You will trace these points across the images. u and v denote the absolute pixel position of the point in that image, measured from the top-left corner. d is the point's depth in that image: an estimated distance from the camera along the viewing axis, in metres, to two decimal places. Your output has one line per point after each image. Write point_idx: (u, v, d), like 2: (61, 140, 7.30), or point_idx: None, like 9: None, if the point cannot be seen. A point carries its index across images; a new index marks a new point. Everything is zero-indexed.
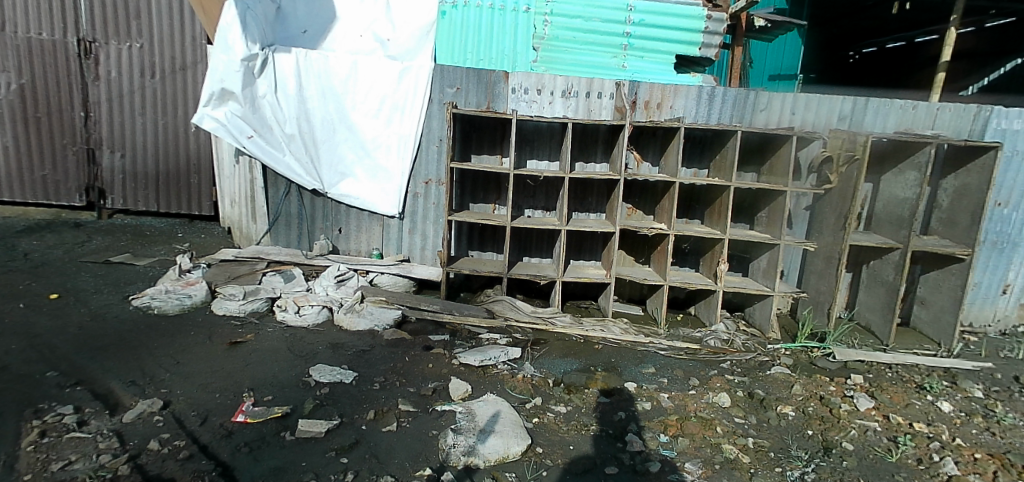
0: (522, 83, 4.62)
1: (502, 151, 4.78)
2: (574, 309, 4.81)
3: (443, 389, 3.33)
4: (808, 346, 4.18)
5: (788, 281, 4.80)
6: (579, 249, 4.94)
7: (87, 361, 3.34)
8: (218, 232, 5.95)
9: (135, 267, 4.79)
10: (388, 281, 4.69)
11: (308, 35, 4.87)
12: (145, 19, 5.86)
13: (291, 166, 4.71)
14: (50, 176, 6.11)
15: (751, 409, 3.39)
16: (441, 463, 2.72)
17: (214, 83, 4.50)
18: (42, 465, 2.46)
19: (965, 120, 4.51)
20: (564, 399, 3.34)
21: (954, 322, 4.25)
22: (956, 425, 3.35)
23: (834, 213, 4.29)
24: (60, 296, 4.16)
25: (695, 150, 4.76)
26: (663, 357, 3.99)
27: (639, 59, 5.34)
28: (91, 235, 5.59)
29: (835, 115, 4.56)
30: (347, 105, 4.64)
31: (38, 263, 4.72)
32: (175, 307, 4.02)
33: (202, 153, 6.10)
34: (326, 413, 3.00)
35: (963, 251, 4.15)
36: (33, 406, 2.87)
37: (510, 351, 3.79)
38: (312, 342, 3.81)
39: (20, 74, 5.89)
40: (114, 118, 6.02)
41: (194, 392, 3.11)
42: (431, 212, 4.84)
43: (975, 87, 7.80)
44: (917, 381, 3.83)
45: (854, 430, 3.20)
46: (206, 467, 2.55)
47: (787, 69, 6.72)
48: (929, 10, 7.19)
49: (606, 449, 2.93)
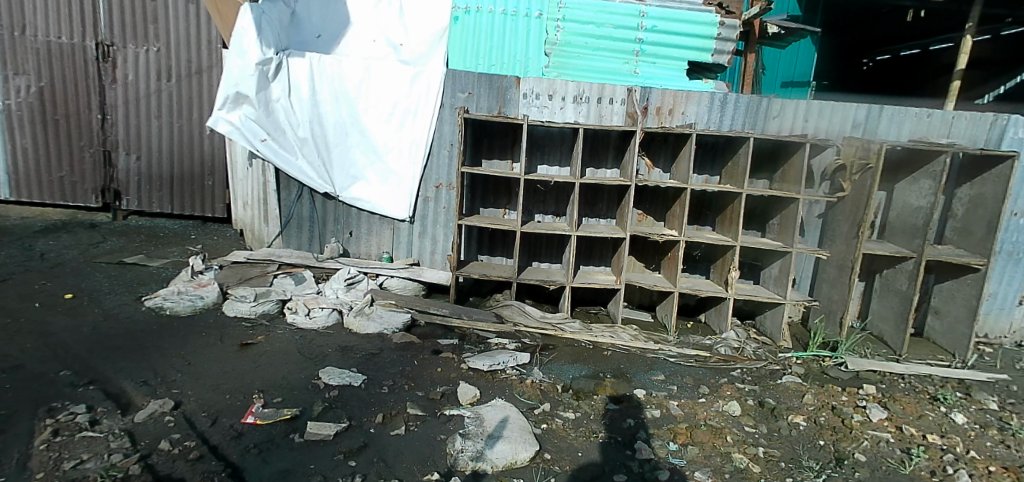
0: (534, 88, 4.64)
1: (512, 156, 4.78)
2: (584, 315, 4.80)
3: (452, 393, 3.33)
4: (819, 354, 4.15)
5: (800, 288, 4.77)
6: (589, 255, 4.92)
7: (100, 360, 3.37)
8: (230, 234, 5.99)
9: (148, 268, 4.85)
10: (398, 284, 4.74)
11: (322, 40, 4.99)
12: (162, 23, 5.94)
13: (303, 169, 4.75)
14: (67, 177, 6.18)
15: (762, 418, 3.36)
16: (449, 468, 2.72)
17: (229, 87, 4.55)
18: (54, 463, 2.49)
19: (981, 129, 4.47)
20: (573, 405, 3.33)
21: (969, 334, 4.19)
22: (970, 438, 3.30)
23: (847, 221, 4.25)
24: (74, 296, 4.21)
25: (707, 156, 4.74)
26: (673, 365, 3.97)
27: (650, 65, 5.32)
28: (106, 235, 5.66)
29: (849, 123, 4.53)
30: (360, 109, 4.66)
31: (54, 263, 4.77)
32: (188, 307, 4.05)
33: (216, 154, 6.16)
34: (336, 416, 3.01)
35: (978, 261, 4.09)
36: (46, 405, 2.89)
37: (519, 356, 3.78)
38: (322, 344, 3.83)
39: (39, 77, 5.97)
40: (130, 120, 6.10)
41: (205, 393, 3.13)
42: (441, 216, 4.84)
43: (992, 95, 7.66)
44: (931, 392, 3.78)
45: (866, 441, 3.16)
46: (216, 467, 2.56)
47: (798, 77, 6.65)
48: (945, 17, 7.13)
49: (615, 457, 2.91)
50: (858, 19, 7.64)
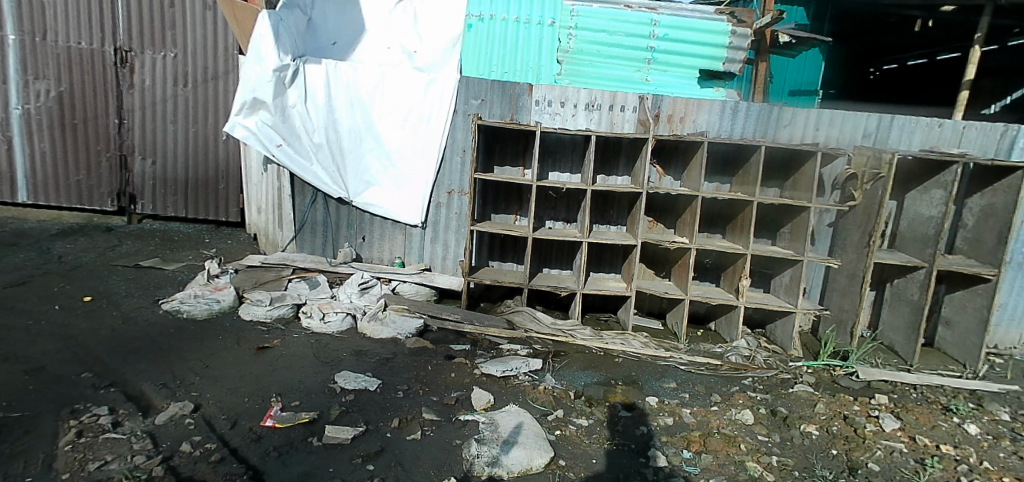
0: (546, 95, 4.68)
1: (524, 163, 4.82)
2: (594, 322, 4.83)
3: (466, 399, 3.35)
4: (830, 364, 4.16)
5: (810, 297, 4.78)
6: (599, 262, 4.96)
7: (120, 363, 3.41)
8: (244, 239, 6.04)
9: (164, 272, 4.89)
10: (410, 289, 4.74)
11: (337, 47, 5.06)
12: (180, 29, 5.99)
13: (318, 174, 4.80)
14: (85, 181, 6.25)
15: (775, 427, 3.37)
16: (465, 473, 2.74)
17: (246, 93, 4.59)
18: (79, 464, 2.52)
19: (992, 139, 4.49)
20: (586, 412, 3.34)
21: (979, 344, 4.19)
22: (983, 448, 3.30)
23: (858, 230, 4.27)
24: (93, 299, 4.25)
25: (718, 164, 4.77)
26: (684, 373, 3.98)
27: (662, 74, 5.35)
28: (122, 239, 5.71)
29: (859, 132, 4.55)
30: (374, 116, 4.71)
31: (73, 266, 4.82)
32: (204, 311, 4.09)
33: (231, 159, 6.20)
34: (353, 420, 3.04)
35: (990, 271, 4.09)
36: (70, 406, 2.93)
37: (531, 362, 3.80)
38: (337, 349, 3.86)
39: (59, 82, 6.06)
40: (147, 125, 6.15)
41: (224, 396, 3.16)
42: (453, 221, 4.88)
43: (999, 105, 7.76)
44: (942, 402, 3.79)
45: (879, 451, 3.16)
46: (238, 470, 2.59)
47: (805, 85, 6.64)
48: (953, 27, 7.14)
49: (629, 464, 2.93)
50: (865, 30, 7.70)
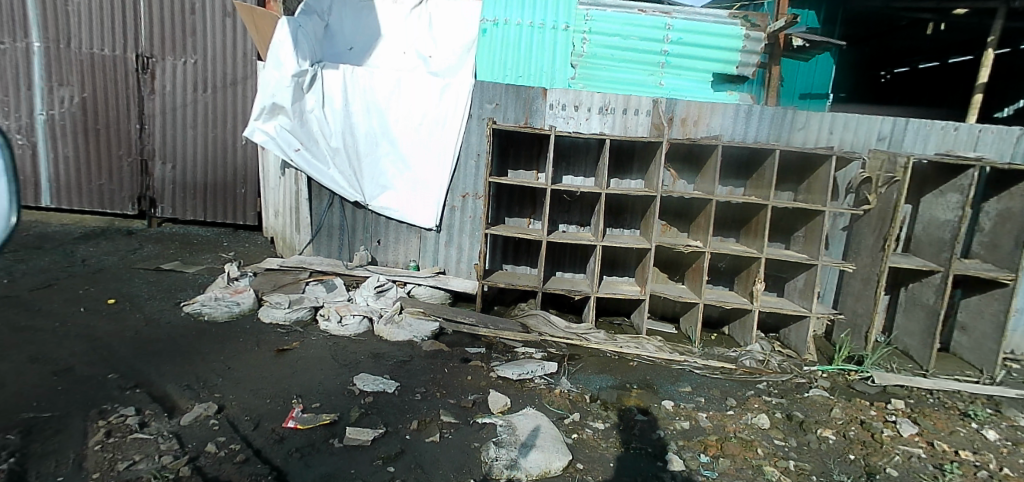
0: (560, 99, 4.71)
1: (538, 167, 4.85)
2: (608, 326, 4.83)
3: (483, 402, 3.38)
4: (845, 368, 4.14)
5: (825, 301, 4.78)
6: (613, 265, 4.97)
7: (145, 364, 3.47)
8: (261, 242, 6.10)
9: (185, 274, 4.96)
10: (425, 292, 4.79)
11: (354, 52, 5.13)
12: (200, 36, 6.07)
13: (335, 178, 4.85)
14: (106, 185, 6.35)
15: (791, 432, 3.37)
16: (484, 476, 2.76)
17: (265, 98, 4.65)
18: (108, 464, 2.57)
19: (1008, 143, 4.47)
20: (602, 416, 3.36)
21: (997, 349, 4.17)
22: (1003, 454, 3.28)
23: (873, 234, 4.25)
24: (116, 301, 4.32)
25: (732, 167, 4.77)
26: (699, 376, 3.99)
27: (676, 77, 5.38)
28: (142, 242, 5.79)
29: (874, 136, 4.54)
30: (390, 120, 4.75)
31: (96, 269, 4.91)
32: (225, 314, 4.15)
33: (248, 163, 6.27)
34: (372, 422, 3.07)
35: (1007, 276, 4.07)
36: (98, 406, 2.99)
37: (547, 365, 3.83)
38: (354, 351, 3.90)
39: (82, 88, 6.16)
40: (167, 130, 6.24)
41: (246, 397, 3.20)
42: (467, 224, 4.91)
43: (1010, 108, 7.60)
44: (960, 408, 3.77)
45: (898, 456, 3.16)
46: (262, 470, 2.63)
47: (816, 89, 6.62)
48: (966, 31, 7.08)
49: (647, 468, 2.94)
50: (877, 33, 7.65)
